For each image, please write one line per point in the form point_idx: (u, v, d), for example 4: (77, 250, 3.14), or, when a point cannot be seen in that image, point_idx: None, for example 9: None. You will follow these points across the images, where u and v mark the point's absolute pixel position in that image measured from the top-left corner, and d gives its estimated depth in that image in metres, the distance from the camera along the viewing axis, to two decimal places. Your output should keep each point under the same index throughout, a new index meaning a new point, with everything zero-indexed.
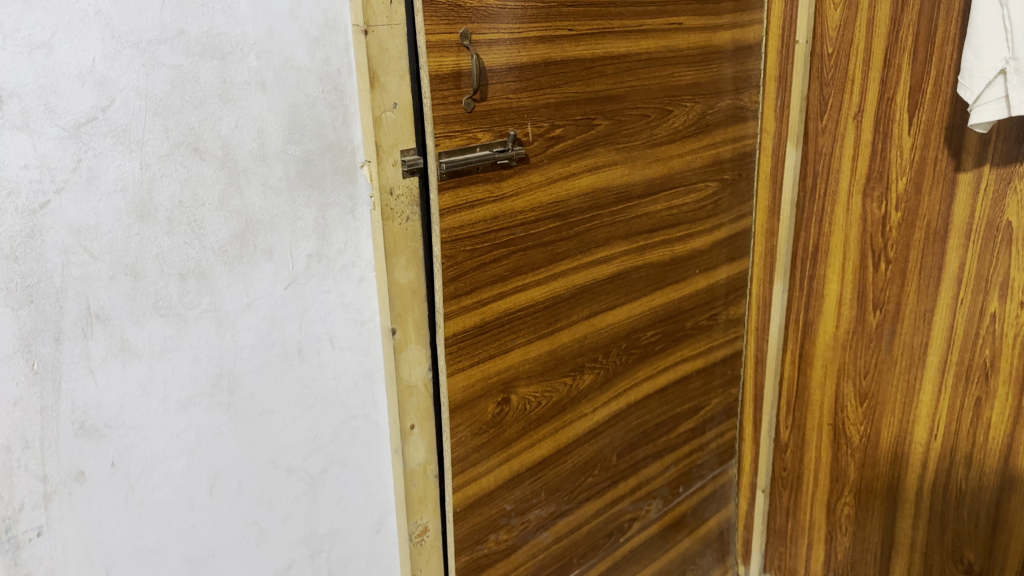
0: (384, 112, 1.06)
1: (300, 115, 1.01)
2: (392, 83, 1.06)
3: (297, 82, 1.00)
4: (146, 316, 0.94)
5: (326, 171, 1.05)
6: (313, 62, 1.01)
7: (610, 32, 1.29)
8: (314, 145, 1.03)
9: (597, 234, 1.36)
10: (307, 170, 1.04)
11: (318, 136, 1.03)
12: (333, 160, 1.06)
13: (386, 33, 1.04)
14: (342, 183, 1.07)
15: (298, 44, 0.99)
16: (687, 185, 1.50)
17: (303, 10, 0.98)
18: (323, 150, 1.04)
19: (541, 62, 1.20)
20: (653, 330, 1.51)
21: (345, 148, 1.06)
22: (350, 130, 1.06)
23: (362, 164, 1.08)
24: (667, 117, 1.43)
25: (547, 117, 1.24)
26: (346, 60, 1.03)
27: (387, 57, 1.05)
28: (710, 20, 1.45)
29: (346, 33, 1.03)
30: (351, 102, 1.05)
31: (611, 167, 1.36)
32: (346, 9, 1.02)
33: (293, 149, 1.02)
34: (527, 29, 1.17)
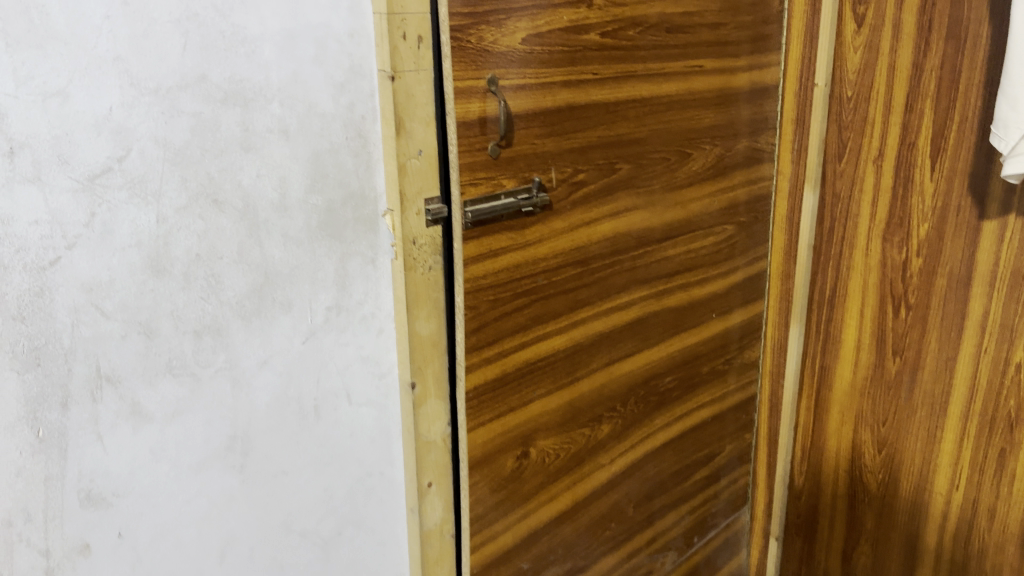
0: (409, 159, 1.01)
1: (322, 163, 0.97)
2: (417, 129, 1.01)
3: (320, 129, 0.96)
4: (158, 377, 0.89)
5: (348, 221, 1.01)
6: (337, 108, 0.96)
7: (634, 75, 1.25)
8: (336, 194, 0.99)
9: (617, 280, 1.32)
10: (328, 219, 0.99)
11: (340, 185, 0.99)
12: (355, 210, 1.01)
13: (413, 78, 0.99)
14: (363, 233, 1.02)
15: (322, 90, 0.95)
16: (705, 229, 1.46)
17: (328, 56, 0.94)
18: (345, 199, 1.00)
19: (565, 106, 1.16)
20: (670, 376, 1.47)
21: (368, 197, 1.02)
22: (373, 177, 1.02)
23: (384, 213, 1.04)
24: (687, 160, 1.39)
25: (570, 162, 1.19)
26: (371, 105, 0.99)
27: (413, 103, 1.00)
28: (729, 63, 1.43)
29: (371, 78, 0.98)
30: (375, 150, 1.01)
31: (633, 211, 1.31)
32: (372, 54, 0.98)
33: (315, 199, 0.97)
34: (552, 73, 1.13)
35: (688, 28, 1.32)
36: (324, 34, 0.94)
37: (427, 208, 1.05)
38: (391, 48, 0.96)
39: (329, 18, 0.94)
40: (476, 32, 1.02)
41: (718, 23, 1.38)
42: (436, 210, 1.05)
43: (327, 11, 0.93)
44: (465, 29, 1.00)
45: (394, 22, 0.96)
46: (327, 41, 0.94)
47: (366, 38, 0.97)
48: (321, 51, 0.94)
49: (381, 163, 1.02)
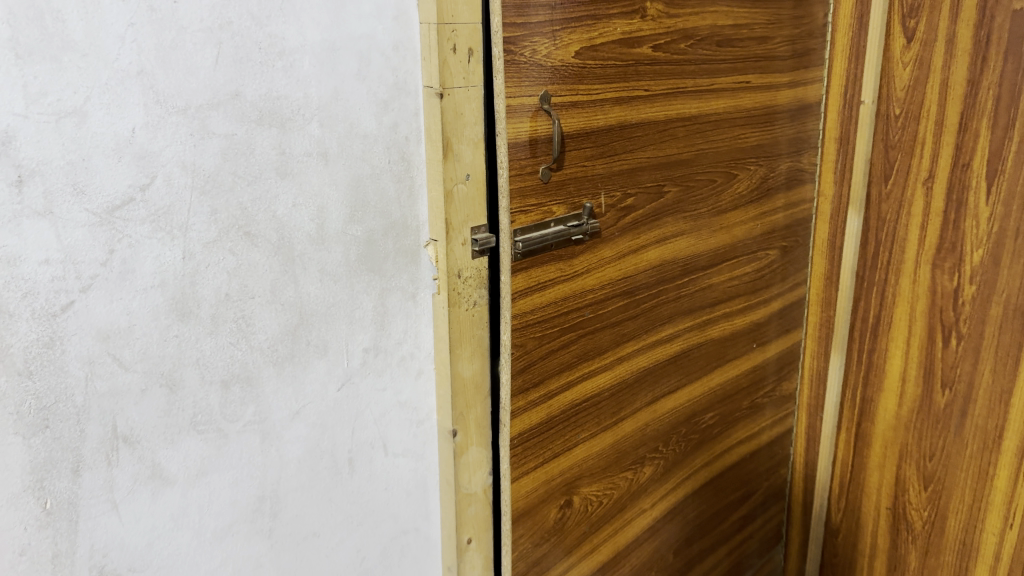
0: (455, 184, 0.91)
1: (363, 190, 0.86)
2: (465, 152, 0.91)
3: (361, 151, 0.85)
4: (181, 435, 0.78)
5: (389, 253, 0.90)
6: (380, 128, 0.86)
7: (684, 91, 1.16)
8: (376, 223, 0.88)
9: (662, 310, 1.23)
10: (368, 252, 0.88)
11: (381, 213, 0.89)
12: (396, 240, 0.90)
13: (463, 96, 0.89)
14: (404, 265, 0.92)
15: (365, 109, 0.85)
16: (749, 254, 1.38)
17: (372, 71, 0.85)
18: (386, 229, 0.89)
19: (616, 125, 1.07)
20: (711, 412, 1.38)
21: (410, 226, 0.92)
22: (416, 204, 0.92)
23: (426, 243, 0.93)
24: (733, 182, 1.30)
25: (619, 185, 1.10)
26: (416, 125, 0.89)
27: (463, 124, 0.90)
28: (775, 79, 1.34)
29: (418, 95, 0.89)
30: (419, 174, 0.91)
31: (679, 237, 1.22)
32: (419, 69, 0.88)
33: (355, 229, 0.87)
34: (605, 89, 1.04)
35: (736, 41, 1.24)
36: (369, 47, 0.84)
37: (473, 237, 0.95)
38: (441, 63, 0.87)
39: (374, 29, 0.84)
40: (529, 45, 0.92)
41: (765, 36, 1.30)
42: (483, 239, 0.95)
43: (372, 21, 0.84)
44: (518, 42, 0.91)
45: (444, 33, 0.86)
46: (372, 54, 0.84)
47: (413, 52, 0.87)
48: (364, 65, 0.84)
49: (425, 189, 0.92)
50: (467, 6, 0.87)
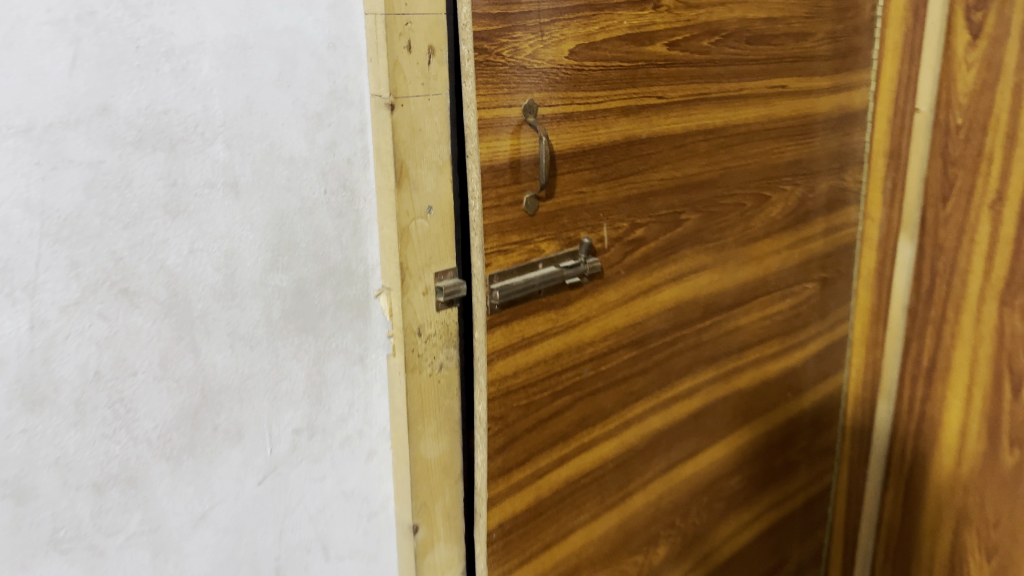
0: (413, 219, 0.72)
1: (290, 229, 0.67)
2: (425, 178, 0.72)
3: (287, 180, 0.66)
4: (37, 557, 0.60)
5: (327, 308, 0.71)
6: (312, 150, 0.67)
7: (707, 99, 0.96)
8: (309, 271, 0.69)
9: (679, 361, 1.02)
10: (298, 307, 0.69)
11: (315, 258, 0.69)
12: (336, 291, 0.71)
13: (423, 107, 0.70)
14: (348, 321, 0.73)
15: (291, 125, 0.65)
16: (783, 289, 1.17)
17: (299, 76, 0.65)
18: (322, 277, 0.70)
19: (623, 141, 0.87)
20: (737, 476, 1.18)
21: (356, 273, 0.72)
22: (364, 244, 0.72)
23: (377, 293, 0.74)
24: (765, 205, 1.10)
25: (626, 213, 0.90)
26: (361, 145, 0.70)
27: (422, 142, 0.70)
28: (816, 83, 1.13)
29: (364, 107, 0.69)
30: (367, 207, 0.72)
31: (700, 272, 1.02)
32: (365, 73, 0.69)
33: (279, 280, 0.67)
34: (608, 97, 0.83)
35: (770, 38, 1.03)
36: (296, 44, 0.65)
37: (438, 284, 0.75)
38: (392, 64, 0.67)
39: (303, 22, 0.65)
40: (510, 42, 0.72)
41: (804, 32, 1.09)
42: (451, 285, 0.75)
43: (299, 12, 0.64)
44: (494, 37, 0.71)
45: (396, 25, 0.66)
46: (299, 54, 0.65)
47: (357, 51, 0.68)
48: (289, 69, 0.64)
49: (376, 225, 0.73)
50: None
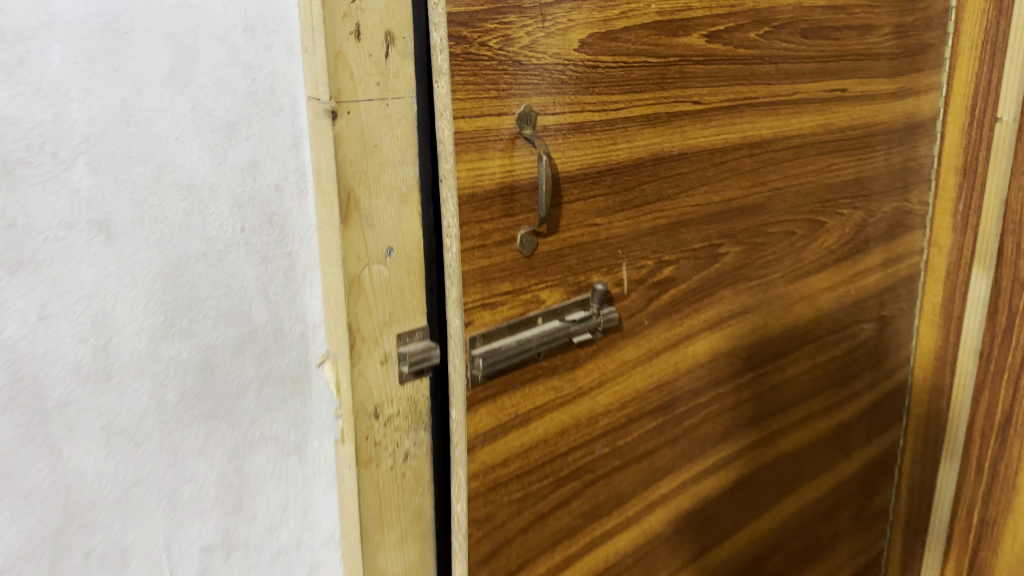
0: (366, 264, 0.53)
1: (192, 282, 0.49)
2: (383, 210, 0.53)
3: (185, 215, 0.48)
4: None
5: (249, 385, 0.53)
6: (222, 174, 0.49)
7: (754, 104, 0.78)
8: (221, 337, 0.51)
9: (715, 426, 0.83)
10: (205, 386, 0.51)
11: (229, 319, 0.51)
12: (261, 361, 0.53)
13: (379, 116, 0.51)
14: (279, 400, 0.54)
15: (190, 139, 0.47)
16: (837, 332, 0.99)
17: (201, 73, 0.47)
18: (241, 345, 0.52)
19: (648, 158, 0.68)
20: (780, 554, 0.99)
21: (290, 336, 0.54)
22: (300, 298, 0.54)
23: (319, 361, 0.56)
24: (817, 234, 0.91)
25: (652, 249, 0.71)
26: (295, 165, 0.52)
27: (378, 163, 0.52)
28: (880, 86, 0.94)
29: (299, 115, 0.51)
30: (304, 249, 0.53)
31: (741, 317, 0.83)
32: (299, 68, 0.50)
33: (176, 351, 0.49)
34: (630, 103, 0.65)
35: (829, 30, 0.84)
36: (196, 29, 0.46)
37: (402, 349, 0.56)
38: (333, 57, 0.48)
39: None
40: (499, 27, 0.54)
41: (868, 25, 0.90)
42: (419, 350, 0.57)
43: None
44: (477, 21, 0.52)
45: (338, 2, 0.47)
46: (200, 42, 0.46)
47: (287, 39, 0.49)
48: (186, 63, 0.46)
49: (317, 272, 0.54)
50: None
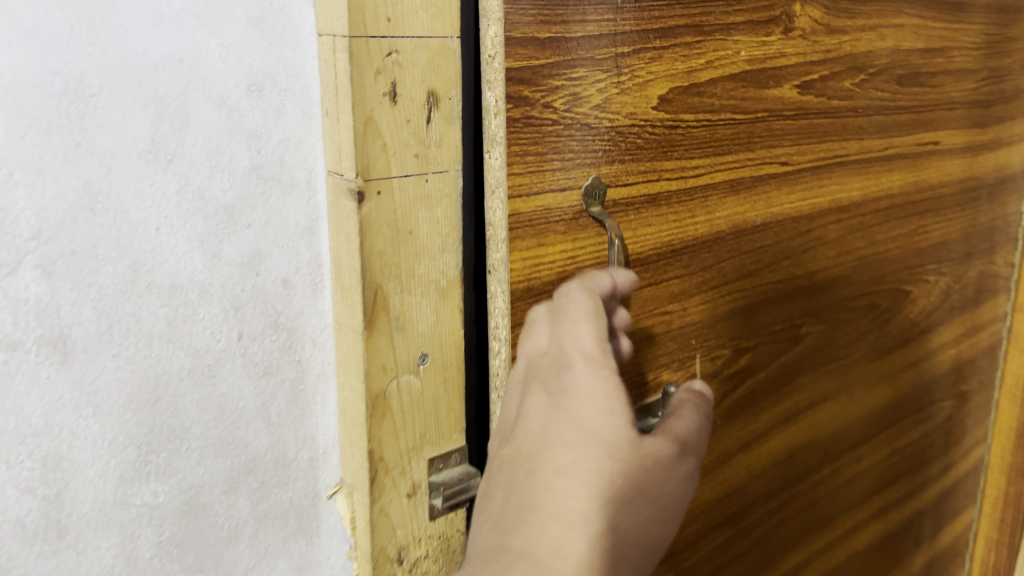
0: (394, 376, 0.42)
1: (173, 407, 0.39)
2: (418, 309, 0.41)
3: (167, 325, 0.37)
4: None
5: (242, 528, 0.42)
6: (215, 271, 0.38)
7: (844, 162, 0.67)
8: (209, 472, 0.40)
9: (788, 530, 0.74)
10: (187, 534, 0.40)
11: (219, 450, 0.40)
12: (258, 498, 0.42)
13: (416, 195, 0.40)
14: (280, 543, 0.44)
15: (176, 229, 0.37)
16: (916, 412, 0.89)
17: (190, 143, 0.36)
18: (233, 480, 0.41)
19: (730, 230, 0.57)
20: None
21: (296, 465, 0.43)
22: (311, 417, 0.43)
23: (331, 492, 0.45)
24: (900, 305, 0.81)
25: (728, 335, 0.60)
26: (309, 255, 0.41)
27: (414, 252, 0.41)
28: (976, 137, 0.83)
29: (316, 191, 0.40)
30: (316, 356, 0.42)
31: (821, 405, 0.74)
32: (317, 134, 0.40)
33: (151, 493, 0.39)
34: (712, 168, 0.54)
35: (926, 76, 0.73)
36: (186, 88, 0.36)
37: (434, 478, 0.44)
38: (362, 124, 0.37)
39: (203, 48, 0.36)
40: (567, 84, 0.43)
41: (966, 69, 0.79)
42: (455, 478, 0.45)
43: (196, 31, 0.36)
44: (540, 78, 0.42)
45: (371, 55, 0.37)
46: (190, 105, 0.36)
47: (304, 99, 0.39)
48: (171, 133, 0.36)
49: (330, 384, 0.43)
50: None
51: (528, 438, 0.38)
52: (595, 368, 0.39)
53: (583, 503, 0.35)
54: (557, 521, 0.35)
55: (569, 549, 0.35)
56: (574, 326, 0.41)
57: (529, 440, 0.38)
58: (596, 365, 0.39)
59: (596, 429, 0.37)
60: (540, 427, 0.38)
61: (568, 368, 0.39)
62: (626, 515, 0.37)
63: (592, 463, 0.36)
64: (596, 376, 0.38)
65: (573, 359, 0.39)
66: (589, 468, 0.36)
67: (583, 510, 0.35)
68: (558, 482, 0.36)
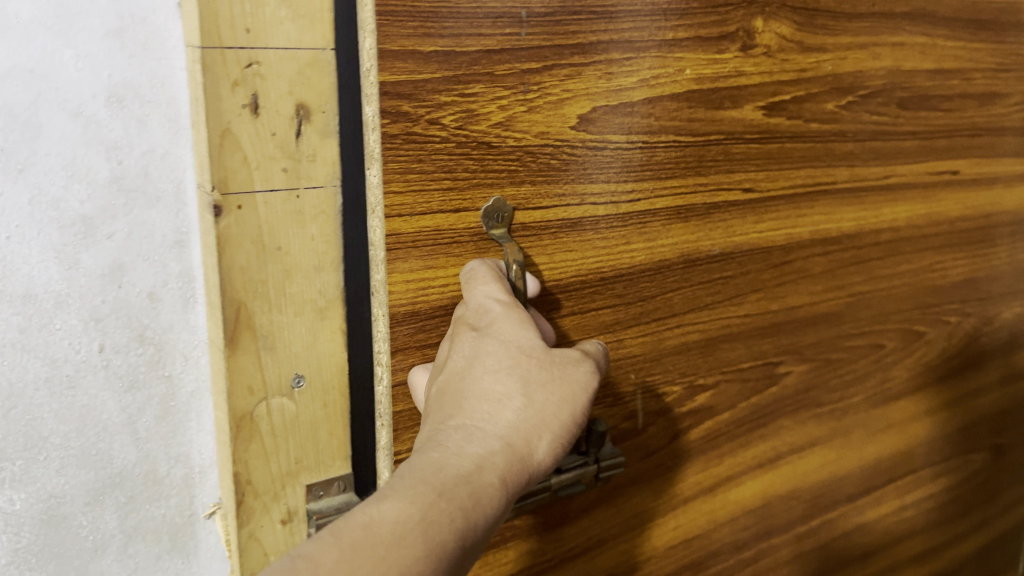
0: (263, 398, 0.42)
1: (32, 417, 0.43)
2: (290, 330, 0.42)
3: (19, 338, 0.41)
4: None
5: (109, 541, 0.46)
6: (71, 283, 0.42)
7: (831, 191, 0.62)
8: (70, 483, 0.44)
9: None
10: (46, 543, 0.45)
11: (81, 462, 0.44)
12: (123, 513, 0.46)
13: (285, 211, 0.40)
14: (152, 558, 0.48)
15: (29, 238, 0.40)
16: (935, 464, 0.82)
17: (42, 155, 0.40)
18: (97, 494, 0.45)
19: (678, 259, 0.53)
20: None
21: (168, 481, 0.47)
22: (182, 435, 0.47)
23: (208, 512, 0.49)
24: (912, 347, 0.75)
25: (679, 371, 0.56)
26: (179, 274, 0.44)
27: (284, 270, 0.41)
28: (1008, 167, 0.76)
29: (183, 206, 0.43)
30: (188, 373, 0.46)
31: (808, 452, 0.69)
32: (185, 146, 0.43)
33: (7, 499, 0.43)
34: (653, 192, 0.51)
35: (937, 100, 0.67)
36: (37, 99, 0.39)
37: (312, 505, 0.45)
38: (217, 136, 0.37)
39: (55, 59, 0.39)
40: (459, 100, 0.41)
41: (994, 92, 0.72)
42: (333, 507, 0.45)
43: (49, 41, 0.39)
44: (424, 93, 0.40)
45: (227, 67, 0.37)
46: (43, 115, 0.39)
47: (170, 110, 0.42)
48: (21, 142, 0.39)
49: (204, 402, 0.47)
50: (296, 7, 0.38)
51: (455, 363, 0.39)
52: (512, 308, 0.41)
53: (510, 383, 0.38)
54: (489, 401, 0.37)
55: (500, 419, 0.37)
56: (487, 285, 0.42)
57: (457, 357, 0.39)
58: (512, 305, 0.41)
59: (516, 337, 0.39)
60: (466, 347, 0.40)
61: (489, 302, 0.41)
62: (555, 394, 0.39)
63: (513, 358, 0.39)
64: (514, 309, 0.41)
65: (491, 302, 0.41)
66: (511, 360, 0.39)
67: (512, 391, 0.38)
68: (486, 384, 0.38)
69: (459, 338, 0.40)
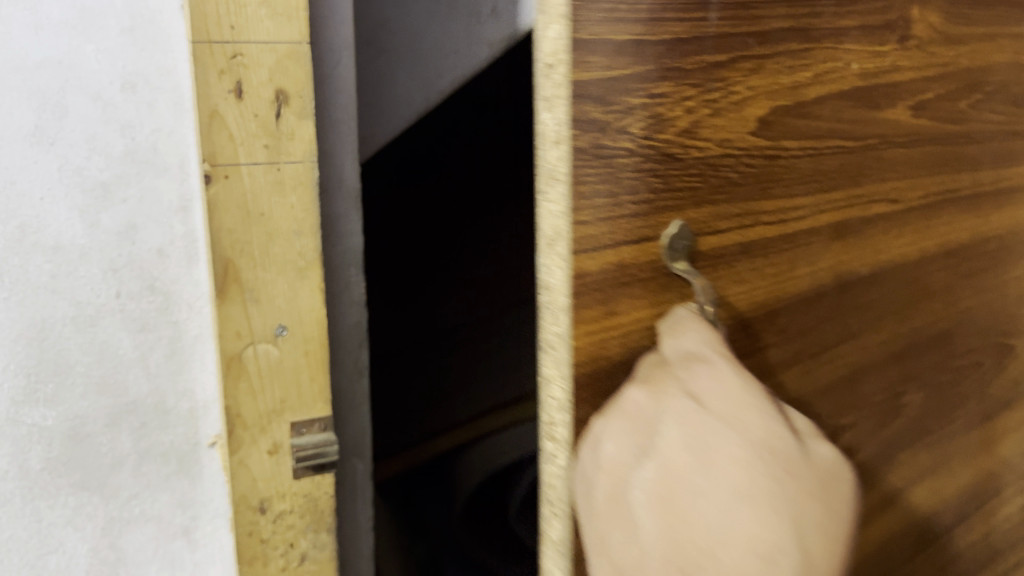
0: (250, 342, 0.64)
1: (62, 344, 0.64)
2: (271, 286, 0.63)
3: (72, 290, 0.63)
4: None
5: (125, 458, 0.68)
6: (102, 244, 0.63)
7: (954, 199, 0.56)
8: (92, 405, 0.66)
9: None
10: (73, 455, 0.66)
11: (101, 389, 0.66)
12: (151, 428, 0.68)
13: (267, 179, 0.61)
14: (164, 478, 0.70)
15: (58, 199, 0.61)
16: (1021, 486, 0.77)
17: (67, 131, 0.60)
18: (117, 415, 0.67)
19: (833, 284, 0.46)
20: None
21: (177, 407, 0.69)
22: (187, 372, 0.68)
23: (210, 441, 0.71)
24: (1004, 363, 0.70)
25: (827, 411, 0.49)
26: (182, 237, 0.65)
27: (266, 232, 0.62)
28: None
29: (184, 180, 0.64)
30: (191, 320, 0.67)
31: (920, 486, 0.62)
32: (183, 128, 0.64)
33: (42, 416, 0.65)
34: (816, 207, 0.43)
35: None
36: (64, 85, 0.60)
37: (294, 440, 0.68)
38: (208, 115, 0.58)
39: (79, 52, 0.60)
40: (648, 103, 0.33)
41: None
42: (312, 443, 0.68)
43: (74, 37, 0.59)
44: (616, 95, 0.31)
45: (214, 58, 0.57)
46: (70, 99, 0.60)
47: (174, 97, 0.63)
48: (51, 120, 0.60)
49: (204, 345, 0.68)
50: (273, 9, 0.58)
51: (688, 456, 0.30)
52: (744, 378, 0.32)
53: (787, 518, 0.29)
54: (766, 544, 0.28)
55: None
56: (695, 330, 0.34)
57: (670, 443, 0.30)
58: (744, 378, 0.32)
59: (750, 423, 0.30)
60: (682, 433, 0.30)
61: (709, 362, 0.32)
62: (806, 499, 0.30)
63: (752, 452, 0.30)
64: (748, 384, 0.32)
65: (715, 360, 0.32)
66: (750, 462, 0.29)
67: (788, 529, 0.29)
68: (763, 515, 0.28)
69: (686, 412, 0.31)
